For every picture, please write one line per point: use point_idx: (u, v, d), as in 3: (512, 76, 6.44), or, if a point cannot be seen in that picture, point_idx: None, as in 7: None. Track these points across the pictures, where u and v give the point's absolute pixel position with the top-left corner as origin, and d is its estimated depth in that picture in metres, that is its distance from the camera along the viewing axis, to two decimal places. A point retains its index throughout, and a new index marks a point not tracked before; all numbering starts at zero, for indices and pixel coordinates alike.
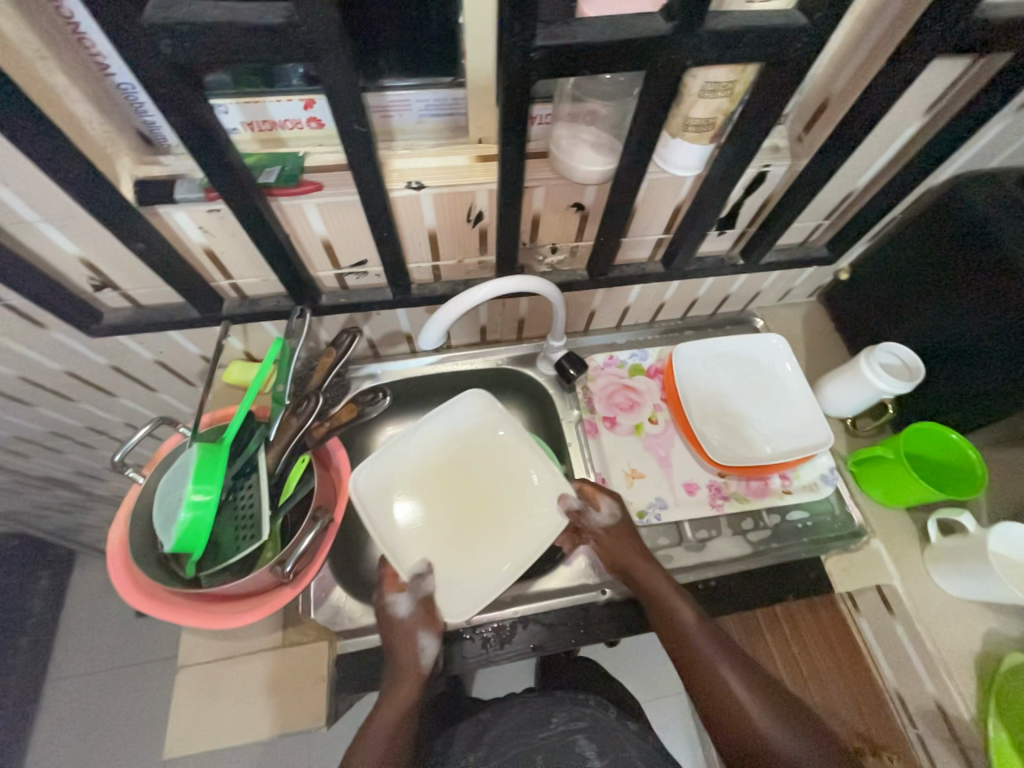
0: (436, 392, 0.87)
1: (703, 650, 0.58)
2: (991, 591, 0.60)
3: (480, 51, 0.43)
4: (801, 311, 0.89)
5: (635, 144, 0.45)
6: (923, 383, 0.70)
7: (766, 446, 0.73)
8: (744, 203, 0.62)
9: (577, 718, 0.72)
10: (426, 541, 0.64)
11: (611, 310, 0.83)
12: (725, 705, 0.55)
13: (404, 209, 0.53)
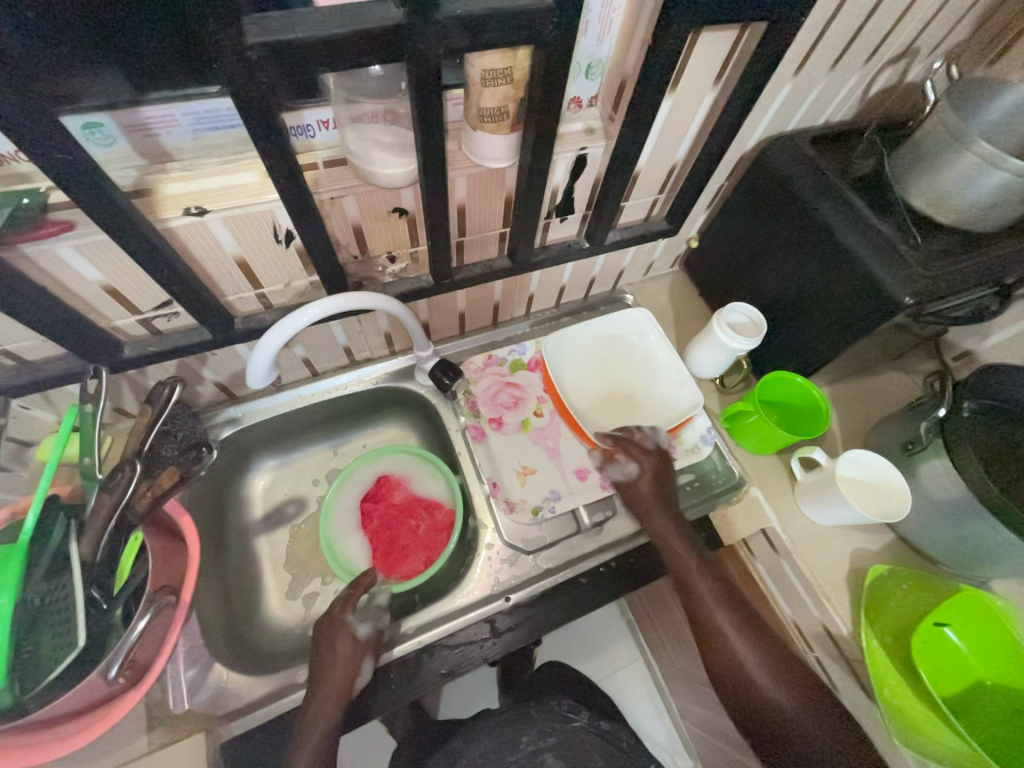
0: (314, 424, 0.80)
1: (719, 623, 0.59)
2: (846, 516, 0.66)
3: None
4: (667, 282, 0.93)
5: (423, 143, 0.42)
6: (771, 335, 0.75)
7: (659, 409, 0.76)
8: (574, 187, 0.62)
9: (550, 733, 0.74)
10: (590, 403, 0.76)
11: (480, 309, 0.81)
12: (731, 667, 0.57)
13: (193, 238, 0.47)
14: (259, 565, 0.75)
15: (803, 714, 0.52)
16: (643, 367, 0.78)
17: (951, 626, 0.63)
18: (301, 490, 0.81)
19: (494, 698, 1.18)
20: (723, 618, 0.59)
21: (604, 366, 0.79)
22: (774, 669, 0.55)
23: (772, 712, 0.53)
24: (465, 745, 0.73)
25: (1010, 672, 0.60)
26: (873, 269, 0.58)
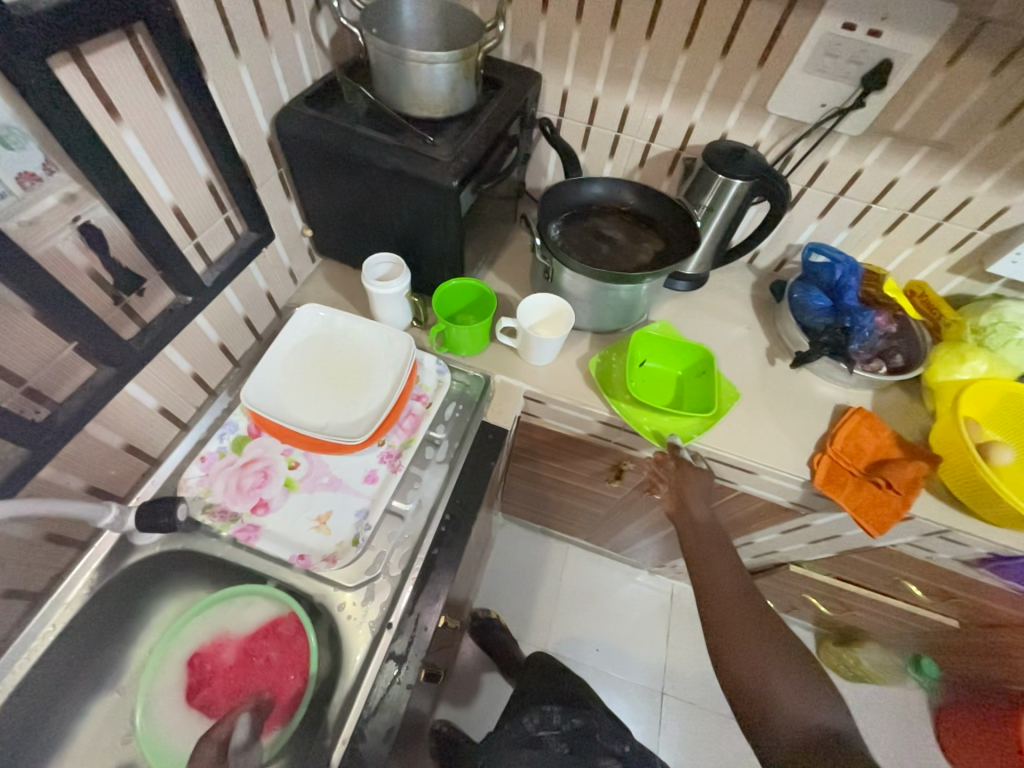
0: (56, 692, 0.61)
1: (718, 590, 0.70)
2: (551, 347, 0.82)
3: None
4: (322, 275, 0.92)
5: None
6: (418, 264, 0.83)
7: (387, 373, 0.78)
8: (114, 258, 0.54)
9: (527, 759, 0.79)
10: (331, 413, 0.73)
11: (149, 428, 0.69)
12: (715, 612, 0.68)
13: None
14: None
15: (778, 680, 0.62)
16: (348, 352, 0.79)
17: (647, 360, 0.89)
18: (114, 762, 0.64)
19: (505, 687, 1.33)
20: (732, 587, 0.70)
21: (316, 376, 0.76)
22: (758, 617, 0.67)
23: (740, 670, 0.63)
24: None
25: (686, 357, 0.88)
26: (420, 174, 0.68)
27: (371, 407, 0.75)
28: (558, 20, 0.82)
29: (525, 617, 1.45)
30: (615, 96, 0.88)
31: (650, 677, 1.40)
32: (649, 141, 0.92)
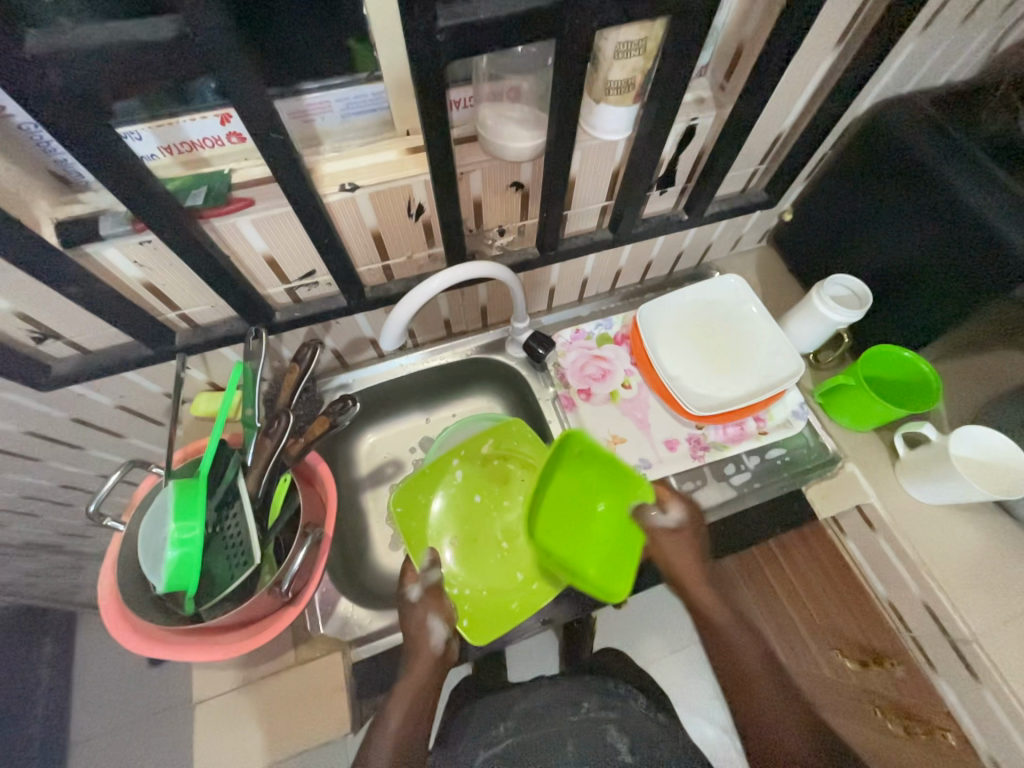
0: (411, 393, 0.87)
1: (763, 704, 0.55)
2: (954, 493, 0.64)
3: (396, 67, 0.45)
4: (754, 256, 0.91)
5: (561, 113, 0.46)
6: (876, 308, 0.72)
7: (755, 378, 0.75)
8: (679, 159, 0.63)
9: (608, 708, 0.74)
10: (687, 373, 0.76)
11: (568, 284, 0.84)
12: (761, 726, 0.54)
13: (342, 214, 0.53)
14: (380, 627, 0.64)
15: None
16: (738, 337, 0.78)
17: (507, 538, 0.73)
18: (400, 454, 0.88)
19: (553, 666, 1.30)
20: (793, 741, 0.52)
21: (696, 337, 0.78)
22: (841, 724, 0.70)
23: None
24: (525, 693, 0.78)
25: (506, 465, 0.76)
26: (1003, 232, 0.55)
27: (719, 395, 0.74)
28: None
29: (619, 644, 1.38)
30: None
31: None
32: None
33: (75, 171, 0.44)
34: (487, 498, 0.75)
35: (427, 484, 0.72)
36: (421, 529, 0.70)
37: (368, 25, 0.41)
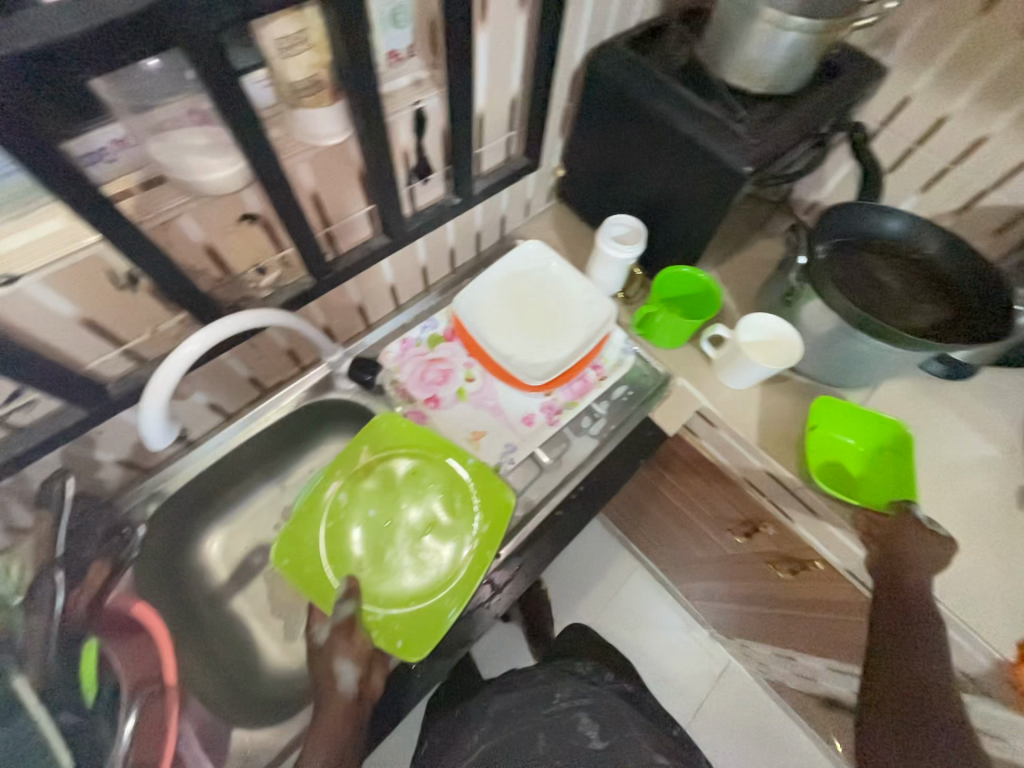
0: (248, 469, 0.75)
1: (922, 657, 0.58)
2: (754, 375, 0.74)
3: None
4: (548, 216, 0.94)
5: (243, 131, 0.40)
6: (654, 237, 0.79)
7: (579, 331, 0.78)
8: (424, 145, 0.60)
9: (580, 694, 0.79)
10: (518, 347, 0.76)
11: (377, 297, 0.79)
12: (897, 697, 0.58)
13: (16, 312, 0.41)
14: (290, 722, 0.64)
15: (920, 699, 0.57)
16: (553, 298, 0.80)
17: (421, 538, 0.68)
18: (262, 537, 0.76)
19: (525, 653, 1.33)
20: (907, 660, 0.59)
21: (516, 311, 0.79)
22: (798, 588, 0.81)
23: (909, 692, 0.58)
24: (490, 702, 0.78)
25: (392, 466, 0.70)
26: (711, 148, 0.62)
27: (550, 357, 0.76)
28: (948, 13, 0.66)
29: (570, 603, 1.41)
30: (972, 120, 0.70)
31: (694, 689, 1.36)
32: (987, 187, 0.74)
33: None
34: (384, 509, 0.70)
35: (311, 526, 0.68)
36: (321, 573, 0.67)
37: None
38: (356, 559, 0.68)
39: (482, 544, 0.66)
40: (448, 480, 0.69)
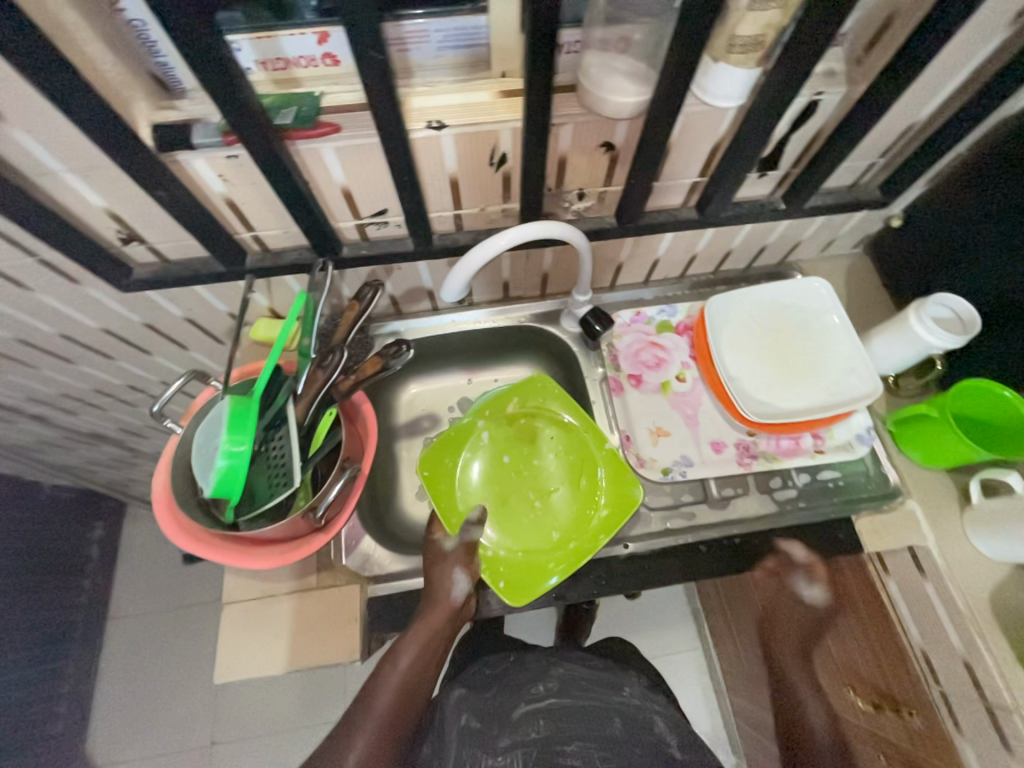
0: (458, 352, 0.85)
1: None
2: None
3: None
4: (844, 263, 0.83)
5: (675, 68, 0.41)
6: (982, 339, 0.65)
7: (822, 391, 0.70)
8: (790, 140, 0.57)
9: (652, 700, 0.72)
10: (747, 374, 0.71)
11: (638, 264, 0.79)
12: None
13: (424, 152, 0.51)
14: (403, 568, 0.67)
15: None
16: (811, 345, 0.72)
17: (541, 499, 0.70)
18: (438, 409, 0.87)
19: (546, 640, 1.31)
20: None
21: (765, 338, 0.73)
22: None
23: None
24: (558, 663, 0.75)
25: (537, 426, 0.74)
26: None
27: (775, 400, 0.70)
28: None
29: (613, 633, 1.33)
30: None
31: None
32: None
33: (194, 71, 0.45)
34: (516, 459, 0.73)
35: (453, 450, 0.72)
36: (450, 491, 0.70)
37: None
38: (479, 495, 0.71)
39: (599, 523, 0.67)
40: (580, 456, 0.71)
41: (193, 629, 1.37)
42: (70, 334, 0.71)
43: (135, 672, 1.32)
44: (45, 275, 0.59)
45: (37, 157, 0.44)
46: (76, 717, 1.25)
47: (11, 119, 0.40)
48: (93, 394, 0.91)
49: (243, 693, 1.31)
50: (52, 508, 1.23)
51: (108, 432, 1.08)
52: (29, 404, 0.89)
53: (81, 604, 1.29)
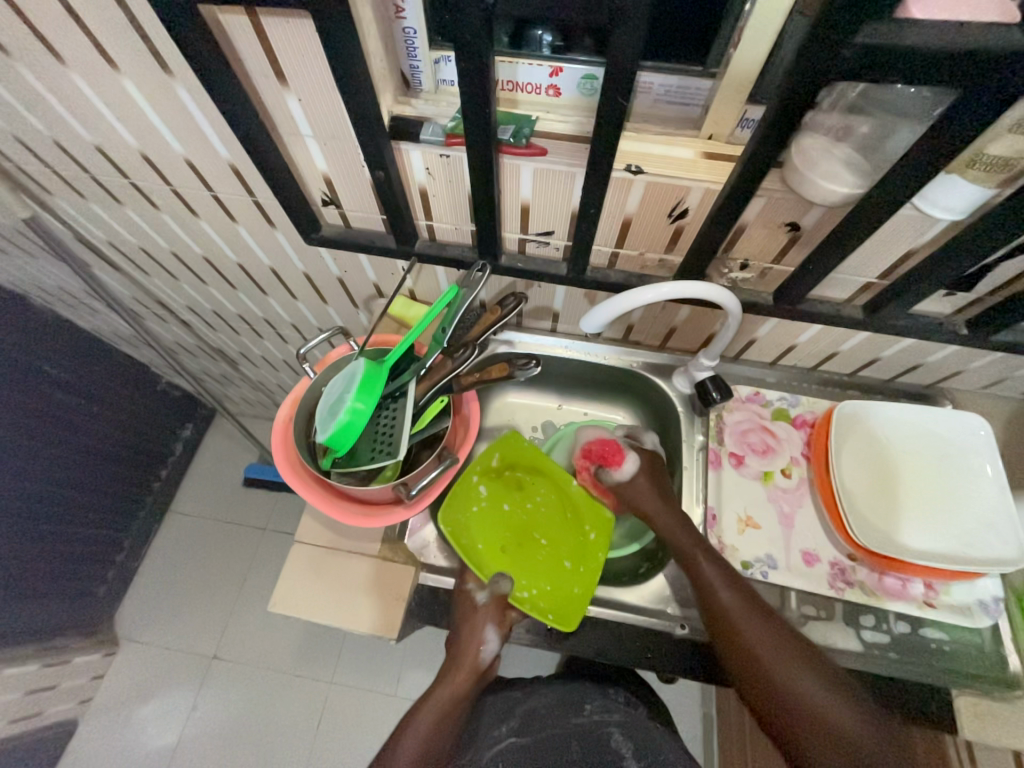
0: (560, 377, 0.86)
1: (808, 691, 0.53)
2: None
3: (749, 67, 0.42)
4: (1008, 408, 0.74)
5: (912, 167, 0.40)
6: None
7: (950, 542, 0.62)
8: (998, 266, 0.52)
9: (610, 710, 0.70)
10: (866, 497, 0.65)
11: (771, 346, 0.76)
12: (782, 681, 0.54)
13: (613, 190, 0.53)
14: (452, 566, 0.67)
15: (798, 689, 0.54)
16: (950, 488, 0.64)
17: (545, 536, 0.70)
18: (524, 426, 0.88)
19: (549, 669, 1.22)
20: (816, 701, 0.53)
21: (896, 461, 0.67)
22: (842, 699, 0.53)
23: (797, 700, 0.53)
24: (526, 694, 0.72)
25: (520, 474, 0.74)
26: None
27: (891, 536, 0.63)
28: None
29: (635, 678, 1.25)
30: None
31: None
32: None
33: (437, 74, 0.51)
34: (515, 507, 0.72)
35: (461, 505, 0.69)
36: (473, 548, 0.67)
37: (737, 17, 0.41)
38: (498, 551, 0.68)
39: (596, 547, 0.68)
40: (563, 495, 0.72)
41: (232, 546, 1.48)
42: (243, 263, 0.81)
43: (175, 567, 1.45)
44: (250, 212, 0.68)
45: (295, 119, 0.52)
46: (118, 588, 1.38)
47: (291, 86, 0.48)
48: (234, 317, 1.02)
49: (253, 623, 1.38)
50: (163, 400, 1.40)
51: (230, 353, 1.21)
52: (185, 309, 1.02)
53: (154, 490, 1.45)
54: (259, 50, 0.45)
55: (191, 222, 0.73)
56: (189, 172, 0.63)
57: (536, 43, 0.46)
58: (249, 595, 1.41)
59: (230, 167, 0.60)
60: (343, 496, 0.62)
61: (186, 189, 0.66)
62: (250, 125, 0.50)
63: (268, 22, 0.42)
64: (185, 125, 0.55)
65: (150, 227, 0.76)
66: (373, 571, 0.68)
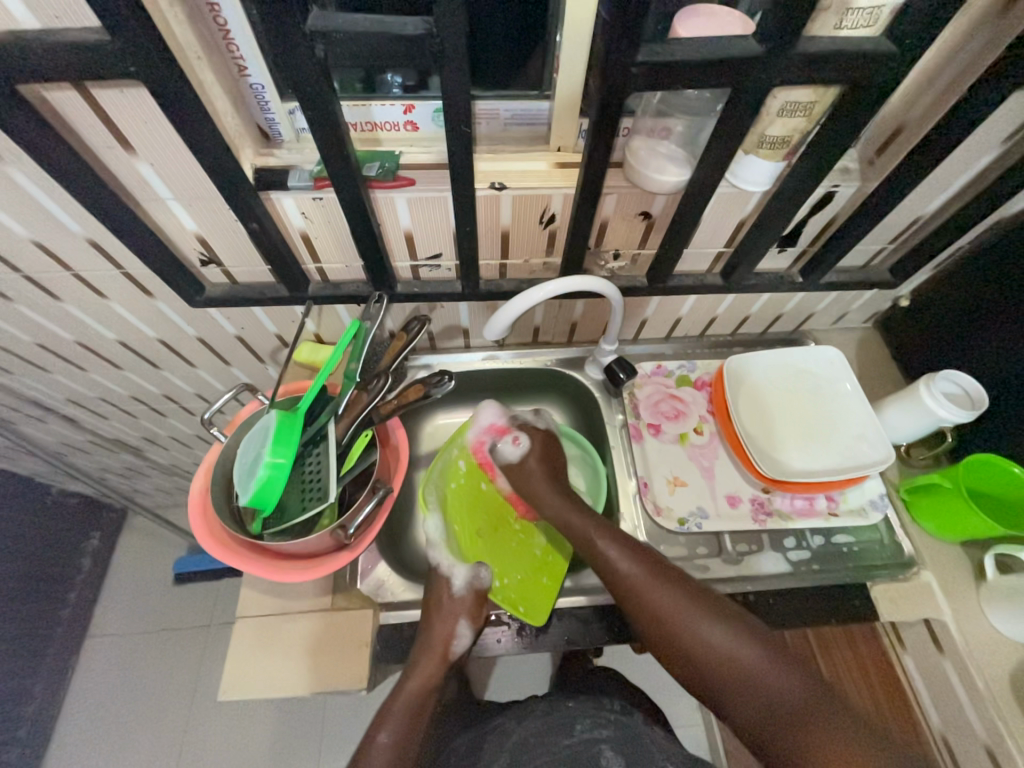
0: (483, 389, 0.89)
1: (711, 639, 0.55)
2: None
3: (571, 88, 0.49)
4: (856, 336, 0.88)
5: (716, 152, 0.48)
6: (983, 419, 0.68)
7: (838, 457, 0.72)
8: (808, 222, 0.63)
9: (602, 726, 0.68)
10: (767, 437, 0.74)
11: (661, 322, 0.84)
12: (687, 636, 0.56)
13: (485, 208, 0.57)
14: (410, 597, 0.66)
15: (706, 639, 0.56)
16: (828, 412, 0.75)
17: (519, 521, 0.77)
18: None
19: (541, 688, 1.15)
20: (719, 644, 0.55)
21: (784, 402, 0.76)
22: (747, 639, 0.55)
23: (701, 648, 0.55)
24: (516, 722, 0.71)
25: None
26: None
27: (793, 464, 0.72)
28: None
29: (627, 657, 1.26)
30: None
31: None
32: None
33: (294, 124, 0.52)
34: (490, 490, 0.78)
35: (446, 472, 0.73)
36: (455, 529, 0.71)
37: (551, 48, 0.47)
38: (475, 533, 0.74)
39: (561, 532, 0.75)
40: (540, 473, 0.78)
41: (172, 656, 1.31)
42: (125, 341, 0.76)
43: (105, 698, 1.26)
44: (122, 286, 0.64)
45: (151, 185, 0.51)
46: (34, 744, 1.18)
47: (139, 153, 0.47)
48: (127, 401, 0.94)
49: (212, 734, 1.23)
50: (56, 512, 1.24)
51: (130, 441, 1.11)
52: (66, 404, 0.93)
53: (63, 616, 1.26)
54: (94, 122, 0.44)
55: (52, 307, 0.67)
56: (40, 255, 0.58)
57: (387, 85, 0.49)
58: (201, 704, 1.26)
59: (88, 242, 0.57)
60: (281, 555, 0.60)
61: (40, 273, 0.61)
62: (101, 197, 0.48)
63: (99, 94, 0.41)
64: (26, 207, 0.52)
65: (4, 322, 0.69)
66: (332, 625, 0.65)
